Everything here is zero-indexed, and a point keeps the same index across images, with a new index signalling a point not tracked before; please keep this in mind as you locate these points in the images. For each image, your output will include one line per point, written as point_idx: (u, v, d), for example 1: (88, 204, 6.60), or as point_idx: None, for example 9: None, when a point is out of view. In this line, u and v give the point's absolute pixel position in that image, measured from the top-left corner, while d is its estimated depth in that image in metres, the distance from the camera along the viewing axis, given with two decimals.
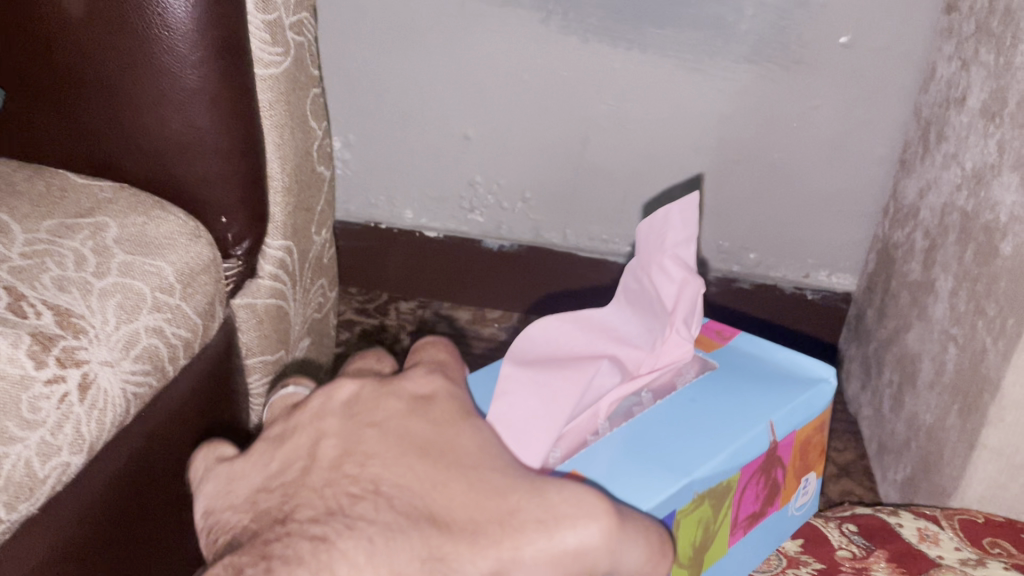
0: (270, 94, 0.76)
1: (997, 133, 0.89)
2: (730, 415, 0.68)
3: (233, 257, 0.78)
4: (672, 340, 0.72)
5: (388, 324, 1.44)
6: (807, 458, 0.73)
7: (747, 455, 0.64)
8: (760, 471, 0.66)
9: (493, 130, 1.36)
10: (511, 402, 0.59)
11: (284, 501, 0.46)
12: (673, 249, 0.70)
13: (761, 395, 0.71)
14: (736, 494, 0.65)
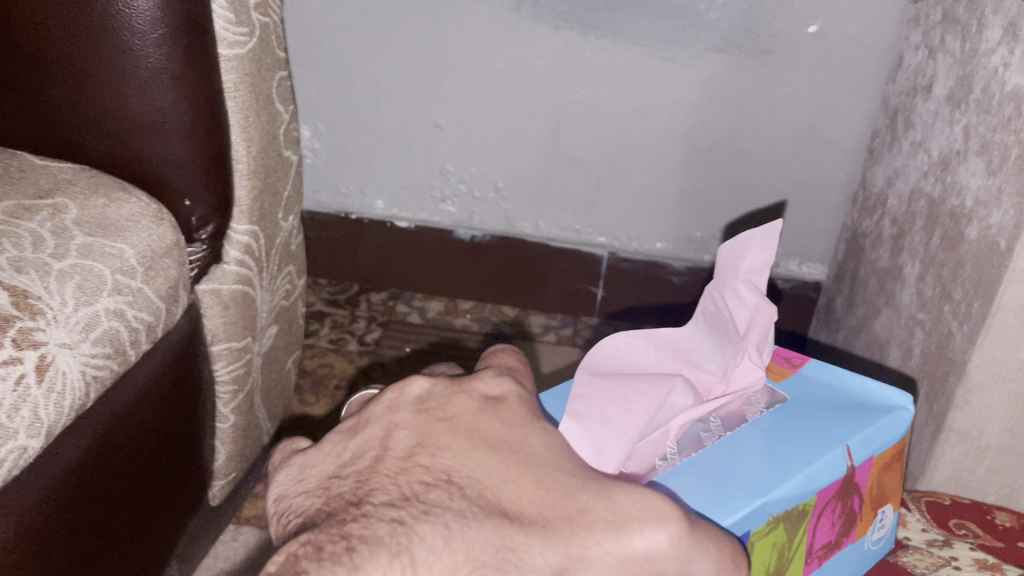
0: (235, 73, 0.74)
1: (962, 120, 0.90)
2: (806, 438, 0.64)
3: (197, 241, 0.77)
4: (745, 366, 0.68)
5: (349, 316, 1.44)
6: (886, 486, 0.68)
7: (824, 478, 0.61)
8: (837, 498, 0.63)
9: (464, 120, 1.35)
10: (585, 406, 0.59)
11: (359, 487, 0.46)
12: (749, 272, 0.68)
13: (837, 419, 0.67)
14: (812, 520, 0.62)
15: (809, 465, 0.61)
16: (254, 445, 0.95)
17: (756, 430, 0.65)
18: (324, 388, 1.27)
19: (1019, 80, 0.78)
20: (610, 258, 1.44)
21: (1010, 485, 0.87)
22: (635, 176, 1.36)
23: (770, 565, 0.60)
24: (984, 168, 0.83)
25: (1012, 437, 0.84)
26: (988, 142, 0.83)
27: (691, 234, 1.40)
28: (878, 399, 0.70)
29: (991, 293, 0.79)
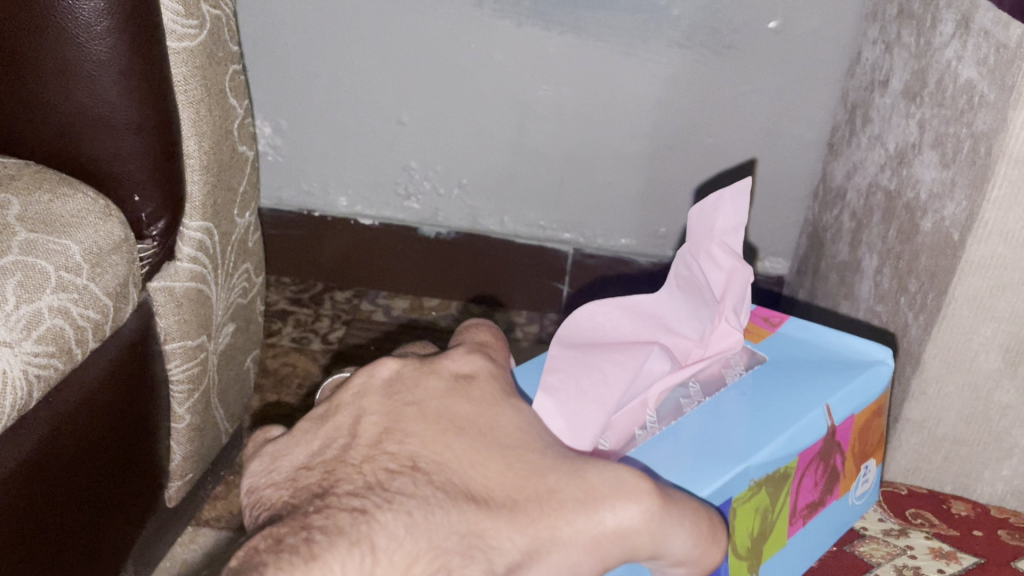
0: (185, 67, 0.73)
1: (917, 113, 0.91)
2: (786, 400, 0.66)
3: (147, 238, 0.75)
4: (722, 328, 0.70)
5: (312, 315, 1.42)
6: (866, 442, 0.71)
7: (805, 439, 0.64)
8: (818, 458, 0.65)
9: (426, 117, 1.34)
10: (562, 378, 0.59)
11: (325, 477, 0.44)
12: (722, 235, 0.69)
13: (817, 379, 0.69)
14: (795, 480, 0.64)
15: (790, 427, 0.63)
16: (212, 446, 0.94)
17: (737, 395, 0.66)
18: (287, 387, 1.26)
19: (971, 72, 0.79)
20: (575, 255, 1.43)
21: (965, 475, 0.88)
22: (600, 172, 1.36)
23: (754, 530, 0.61)
24: (939, 160, 0.84)
25: (967, 427, 0.85)
26: (941, 134, 0.84)
27: (656, 230, 1.41)
28: (856, 355, 0.72)
29: (945, 284, 0.80)
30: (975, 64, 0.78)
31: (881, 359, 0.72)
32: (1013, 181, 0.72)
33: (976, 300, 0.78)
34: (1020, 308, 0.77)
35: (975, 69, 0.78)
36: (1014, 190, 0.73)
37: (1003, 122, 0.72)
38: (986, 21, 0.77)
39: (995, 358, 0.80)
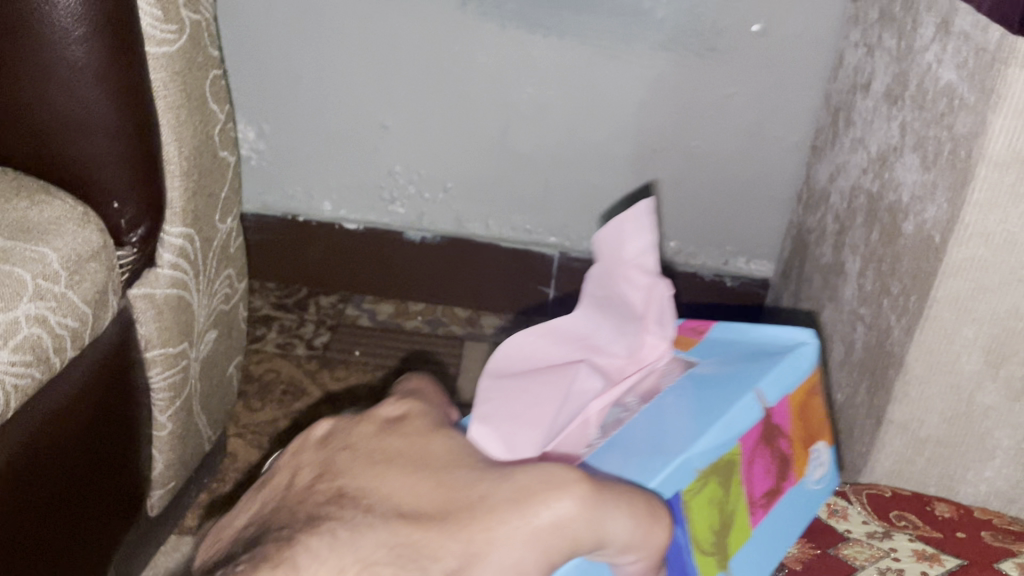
0: (165, 72, 0.72)
1: (898, 116, 0.92)
2: (717, 392, 0.61)
3: (127, 245, 0.74)
4: (650, 340, 0.64)
5: (296, 321, 1.41)
6: (808, 423, 0.66)
7: (741, 425, 0.59)
8: (761, 443, 0.61)
9: (411, 121, 1.34)
10: (492, 407, 0.58)
11: (259, 529, 0.49)
12: (634, 258, 0.63)
13: (748, 368, 0.64)
14: (740, 469, 0.59)
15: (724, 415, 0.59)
16: (195, 452, 0.93)
17: (675, 397, 0.61)
18: (271, 393, 1.24)
19: (951, 75, 0.79)
20: (561, 258, 1.43)
21: (948, 476, 0.88)
22: (585, 175, 1.36)
23: (710, 524, 0.56)
24: (920, 163, 0.85)
25: (949, 429, 0.85)
26: (923, 137, 0.85)
27: None
28: (784, 341, 0.67)
29: (927, 287, 0.80)
30: (956, 67, 0.79)
31: (807, 338, 0.66)
32: (992, 183, 0.73)
33: (957, 302, 0.79)
34: (1000, 310, 0.78)
35: (955, 72, 0.78)
36: (994, 193, 0.73)
37: (983, 125, 0.72)
38: (966, 25, 0.77)
39: (977, 359, 0.81)
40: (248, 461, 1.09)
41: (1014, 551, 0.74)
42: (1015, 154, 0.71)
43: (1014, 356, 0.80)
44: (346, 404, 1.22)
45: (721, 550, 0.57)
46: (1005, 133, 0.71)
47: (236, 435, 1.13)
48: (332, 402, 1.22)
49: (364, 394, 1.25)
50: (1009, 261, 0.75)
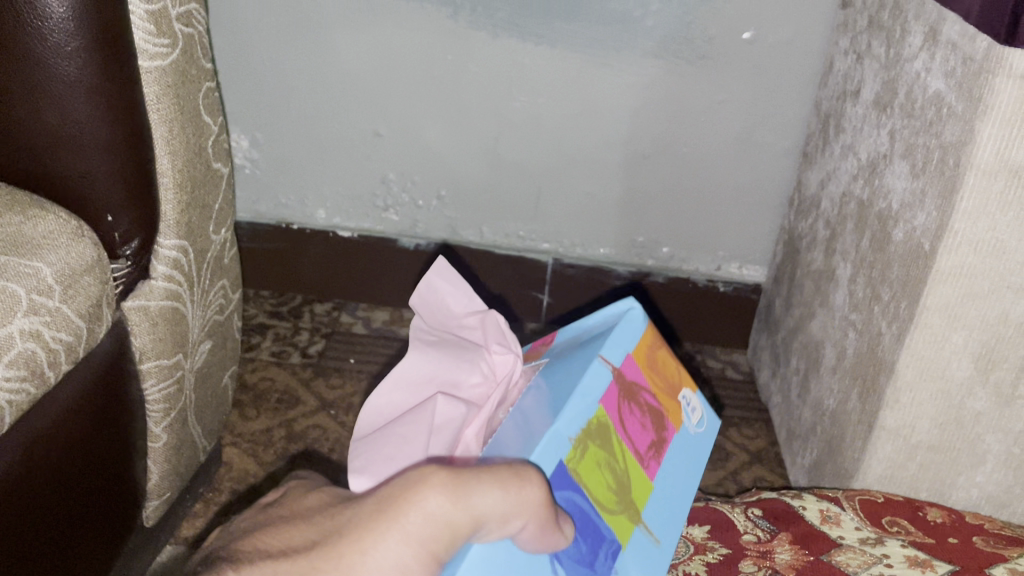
0: (158, 86, 0.72)
1: (888, 123, 0.92)
2: (569, 370, 0.63)
3: (121, 258, 0.75)
4: (498, 358, 0.63)
5: (290, 329, 1.41)
6: (664, 374, 0.69)
7: (599, 389, 0.60)
8: (626, 400, 0.62)
9: (403, 129, 1.35)
10: (370, 451, 0.55)
11: None
12: (454, 313, 0.66)
13: (585, 347, 0.66)
14: (617, 431, 0.60)
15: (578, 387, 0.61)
16: (190, 463, 0.93)
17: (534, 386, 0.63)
18: (266, 402, 1.23)
19: (939, 84, 0.80)
20: (554, 264, 1.44)
21: (940, 481, 0.89)
22: (577, 182, 1.36)
23: (608, 485, 0.58)
24: (909, 171, 0.85)
25: (941, 434, 0.86)
26: (912, 144, 0.85)
27: (634, 239, 1.42)
28: (605, 318, 0.71)
29: (917, 294, 0.81)
30: (944, 76, 0.79)
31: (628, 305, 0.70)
32: (981, 192, 0.73)
33: (947, 309, 0.79)
34: (990, 316, 0.78)
35: (943, 80, 0.79)
36: (982, 202, 0.74)
37: (971, 134, 0.73)
38: (954, 34, 0.78)
39: (968, 365, 0.81)
40: (243, 470, 1.09)
41: (1003, 556, 0.74)
42: (1003, 162, 0.72)
43: (1003, 362, 0.80)
44: (341, 412, 1.22)
45: (627, 507, 0.58)
46: (992, 142, 0.71)
47: (231, 445, 1.13)
48: (327, 411, 1.22)
49: (359, 401, 1.25)
50: (998, 268, 0.76)
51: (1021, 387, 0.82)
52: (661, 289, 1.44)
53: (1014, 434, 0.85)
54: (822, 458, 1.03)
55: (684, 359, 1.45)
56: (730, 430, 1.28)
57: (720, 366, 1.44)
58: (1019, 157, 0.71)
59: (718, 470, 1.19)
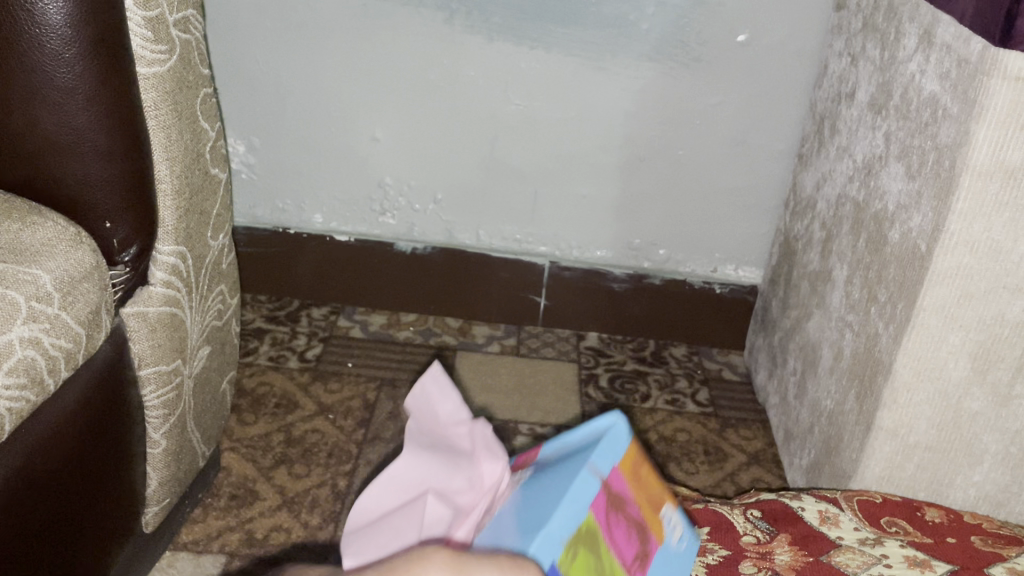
0: (156, 92, 0.73)
1: (883, 125, 0.93)
2: (550, 478, 0.53)
3: (119, 264, 0.75)
4: (486, 468, 0.54)
5: (288, 334, 1.40)
6: (649, 490, 0.59)
7: (587, 495, 0.51)
8: (611, 510, 0.54)
9: (400, 134, 1.35)
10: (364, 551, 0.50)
11: None
12: (441, 415, 0.55)
13: (567, 455, 0.56)
14: (600, 536, 0.52)
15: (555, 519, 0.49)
16: (189, 468, 0.93)
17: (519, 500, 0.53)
18: (264, 407, 1.23)
19: (934, 86, 0.81)
20: (551, 267, 1.44)
21: (938, 481, 0.89)
22: (574, 185, 1.37)
23: None
24: (904, 172, 0.86)
25: (938, 434, 0.86)
26: (907, 146, 0.86)
27: (630, 242, 1.42)
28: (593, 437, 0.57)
29: (913, 294, 0.81)
30: (938, 77, 0.80)
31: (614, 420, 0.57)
32: (976, 193, 0.74)
33: (943, 310, 0.79)
34: (986, 316, 0.79)
35: (938, 82, 0.80)
36: (977, 203, 0.74)
37: (966, 135, 0.73)
38: (948, 36, 0.78)
39: (964, 365, 0.82)
40: (242, 475, 1.09)
41: (1002, 555, 0.74)
42: (998, 163, 0.72)
43: (999, 362, 0.81)
44: (339, 417, 1.22)
45: None
46: (987, 143, 0.72)
47: (230, 450, 1.13)
48: (325, 415, 1.22)
49: (357, 406, 1.25)
50: (993, 268, 0.77)
51: (1017, 387, 0.82)
52: (658, 291, 1.44)
53: (1010, 434, 0.85)
54: (820, 459, 1.03)
55: (680, 360, 1.45)
56: (728, 432, 1.28)
57: (717, 367, 1.44)
58: (1014, 158, 0.72)
59: (716, 471, 1.19)
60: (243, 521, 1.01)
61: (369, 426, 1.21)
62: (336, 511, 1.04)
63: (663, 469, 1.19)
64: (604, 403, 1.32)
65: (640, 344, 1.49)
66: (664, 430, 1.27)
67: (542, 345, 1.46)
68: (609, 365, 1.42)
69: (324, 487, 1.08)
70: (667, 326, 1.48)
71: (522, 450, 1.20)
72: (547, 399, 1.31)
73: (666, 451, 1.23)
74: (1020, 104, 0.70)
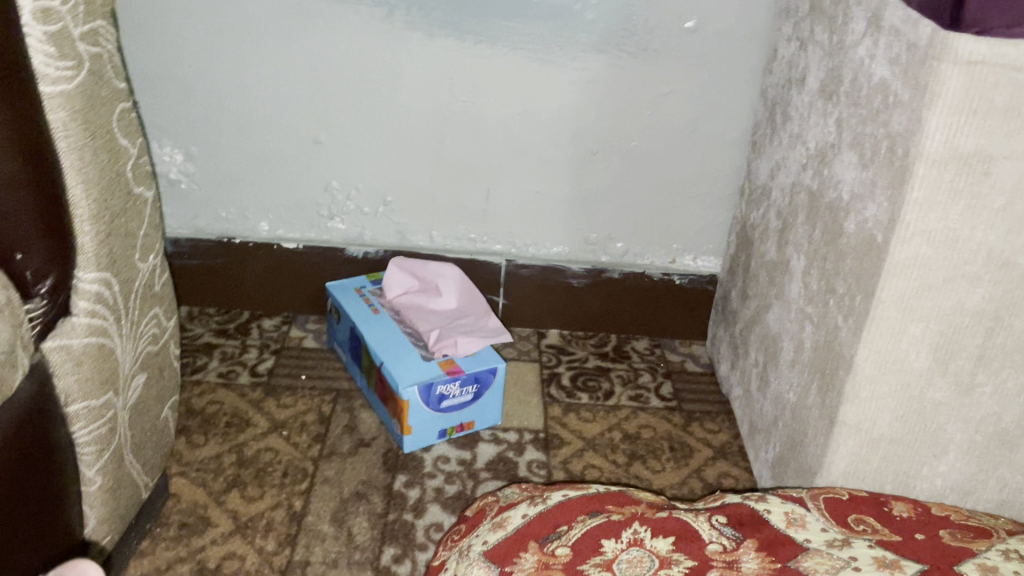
0: (64, 111, 0.68)
1: (834, 112, 0.91)
2: (396, 338, 1.22)
3: (36, 297, 0.69)
4: None
5: (238, 347, 1.35)
6: (386, 388, 1.16)
7: (418, 374, 1.14)
8: (408, 360, 1.17)
9: (343, 136, 1.31)
10: None
11: None
12: None
13: (406, 344, 1.21)
14: (381, 338, 1.21)
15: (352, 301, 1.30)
16: (131, 502, 0.89)
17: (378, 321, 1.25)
18: (214, 426, 1.18)
19: (884, 71, 0.78)
20: (508, 266, 1.40)
21: (904, 474, 0.87)
22: (526, 181, 1.34)
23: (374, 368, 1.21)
24: (857, 161, 0.84)
25: (902, 427, 0.84)
26: (859, 134, 0.83)
27: (587, 236, 1.39)
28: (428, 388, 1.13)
29: (871, 287, 0.79)
30: (888, 62, 0.78)
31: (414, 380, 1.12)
32: (931, 181, 0.72)
33: (902, 302, 0.77)
34: (946, 306, 0.77)
35: (888, 67, 0.77)
36: (933, 191, 0.72)
37: (919, 122, 0.71)
38: (896, 19, 0.76)
39: (926, 357, 0.80)
40: (192, 501, 1.04)
41: (972, 550, 0.72)
42: (952, 151, 0.70)
43: (961, 352, 0.79)
44: (294, 433, 1.18)
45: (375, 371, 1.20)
46: (941, 130, 0.70)
47: (178, 475, 1.09)
48: (278, 432, 1.18)
49: (312, 420, 1.21)
50: (951, 258, 0.75)
51: (979, 375, 0.80)
52: (617, 284, 1.41)
53: (976, 422, 0.83)
54: (785, 454, 1.02)
55: (643, 353, 1.43)
56: (693, 426, 1.26)
57: (679, 359, 1.42)
58: (968, 145, 0.70)
59: (682, 467, 1.17)
60: (193, 551, 0.97)
61: (324, 442, 1.17)
62: (291, 534, 1.01)
63: (629, 469, 1.16)
64: (566, 403, 1.29)
65: (602, 338, 1.46)
66: (628, 428, 1.24)
67: (501, 346, 1.43)
68: (571, 363, 1.39)
69: (279, 509, 1.04)
70: (627, 319, 1.46)
71: (485, 458, 1.16)
72: (509, 402, 1.28)
73: (631, 449, 1.20)
74: (971, 89, 0.68)
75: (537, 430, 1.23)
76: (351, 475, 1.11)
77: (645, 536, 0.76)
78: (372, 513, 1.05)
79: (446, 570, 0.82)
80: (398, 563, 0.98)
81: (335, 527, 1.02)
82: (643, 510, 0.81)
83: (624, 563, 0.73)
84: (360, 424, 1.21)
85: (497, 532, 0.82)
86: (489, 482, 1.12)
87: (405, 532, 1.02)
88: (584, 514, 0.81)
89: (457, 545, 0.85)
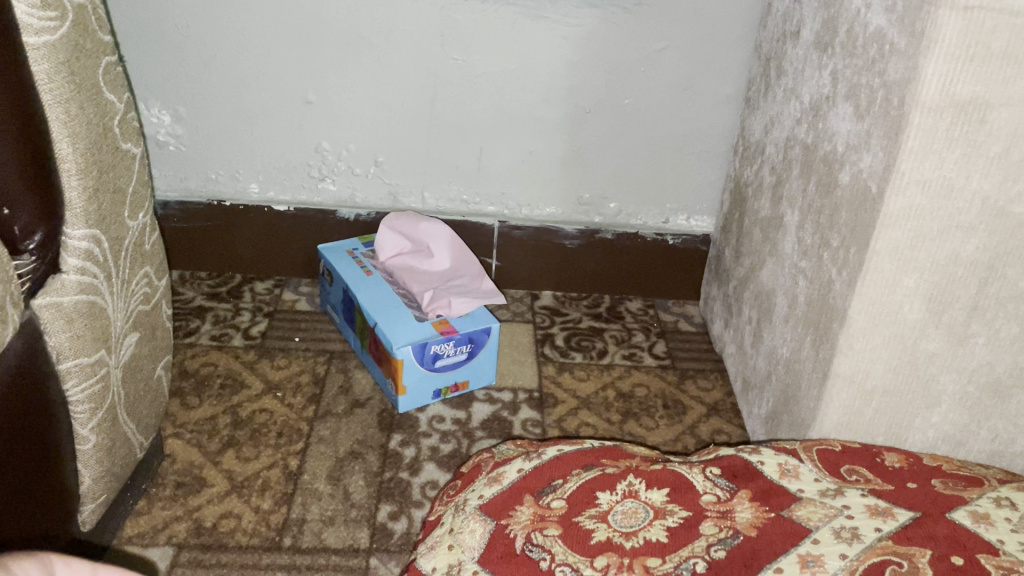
0: (48, 64, 0.67)
1: (829, 63, 0.90)
2: (388, 300, 1.21)
3: (24, 254, 0.69)
4: None
5: (231, 310, 1.34)
6: (380, 349, 1.16)
7: (408, 336, 1.13)
8: (399, 322, 1.16)
9: (332, 96, 1.29)
10: None
11: None
12: None
13: (398, 306, 1.20)
14: (373, 300, 1.21)
15: (343, 262, 1.29)
16: (126, 461, 0.89)
17: (369, 284, 1.24)
18: (208, 388, 1.18)
19: (880, 20, 0.77)
20: (500, 227, 1.40)
21: (897, 425, 0.88)
22: (518, 140, 1.33)
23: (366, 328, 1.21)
24: (852, 112, 0.83)
25: (895, 377, 0.85)
26: (855, 85, 0.83)
27: (580, 196, 1.38)
28: (420, 349, 1.12)
29: (865, 238, 0.79)
30: (884, 11, 0.77)
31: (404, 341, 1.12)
32: (927, 130, 0.71)
33: (897, 253, 0.77)
34: (940, 257, 0.77)
35: (884, 16, 0.76)
36: (928, 140, 0.72)
37: (915, 70, 0.70)
38: None
39: (920, 308, 0.80)
40: (187, 462, 1.04)
41: (965, 498, 0.73)
42: (948, 99, 0.70)
43: (955, 303, 0.79)
44: (288, 394, 1.18)
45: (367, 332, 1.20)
46: (938, 78, 0.69)
47: (173, 436, 1.09)
48: (272, 393, 1.17)
49: (306, 382, 1.20)
50: (946, 208, 0.74)
51: (973, 326, 0.81)
52: (610, 245, 1.41)
53: (968, 372, 0.84)
54: (778, 408, 1.02)
55: (636, 314, 1.43)
56: (686, 384, 1.26)
57: (673, 319, 1.42)
58: (964, 93, 0.70)
59: (675, 424, 1.18)
60: (189, 510, 0.97)
61: (319, 403, 1.17)
62: (288, 493, 1.01)
63: (623, 426, 1.17)
64: (560, 362, 1.29)
65: (595, 300, 1.46)
66: (622, 386, 1.25)
67: (495, 307, 1.43)
68: (565, 324, 1.39)
69: (275, 469, 1.04)
70: (620, 282, 1.46)
71: (480, 416, 1.17)
72: (503, 362, 1.28)
73: (625, 407, 1.21)
74: (970, 35, 0.67)
75: (531, 389, 1.23)
76: (346, 435, 1.11)
77: (639, 488, 0.76)
78: (367, 471, 1.05)
79: (443, 523, 0.82)
80: (394, 520, 0.98)
81: (331, 485, 1.03)
82: (637, 463, 0.82)
83: (618, 514, 0.73)
84: (354, 385, 1.21)
85: (493, 487, 0.81)
86: (484, 440, 1.12)
87: (401, 489, 1.03)
88: (579, 468, 0.81)
89: (454, 499, 0.86)
